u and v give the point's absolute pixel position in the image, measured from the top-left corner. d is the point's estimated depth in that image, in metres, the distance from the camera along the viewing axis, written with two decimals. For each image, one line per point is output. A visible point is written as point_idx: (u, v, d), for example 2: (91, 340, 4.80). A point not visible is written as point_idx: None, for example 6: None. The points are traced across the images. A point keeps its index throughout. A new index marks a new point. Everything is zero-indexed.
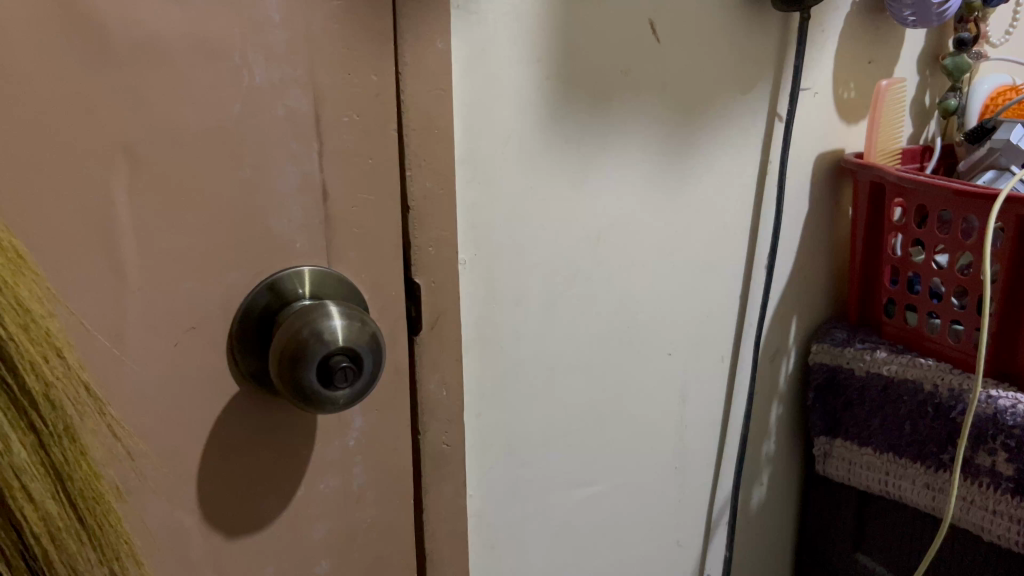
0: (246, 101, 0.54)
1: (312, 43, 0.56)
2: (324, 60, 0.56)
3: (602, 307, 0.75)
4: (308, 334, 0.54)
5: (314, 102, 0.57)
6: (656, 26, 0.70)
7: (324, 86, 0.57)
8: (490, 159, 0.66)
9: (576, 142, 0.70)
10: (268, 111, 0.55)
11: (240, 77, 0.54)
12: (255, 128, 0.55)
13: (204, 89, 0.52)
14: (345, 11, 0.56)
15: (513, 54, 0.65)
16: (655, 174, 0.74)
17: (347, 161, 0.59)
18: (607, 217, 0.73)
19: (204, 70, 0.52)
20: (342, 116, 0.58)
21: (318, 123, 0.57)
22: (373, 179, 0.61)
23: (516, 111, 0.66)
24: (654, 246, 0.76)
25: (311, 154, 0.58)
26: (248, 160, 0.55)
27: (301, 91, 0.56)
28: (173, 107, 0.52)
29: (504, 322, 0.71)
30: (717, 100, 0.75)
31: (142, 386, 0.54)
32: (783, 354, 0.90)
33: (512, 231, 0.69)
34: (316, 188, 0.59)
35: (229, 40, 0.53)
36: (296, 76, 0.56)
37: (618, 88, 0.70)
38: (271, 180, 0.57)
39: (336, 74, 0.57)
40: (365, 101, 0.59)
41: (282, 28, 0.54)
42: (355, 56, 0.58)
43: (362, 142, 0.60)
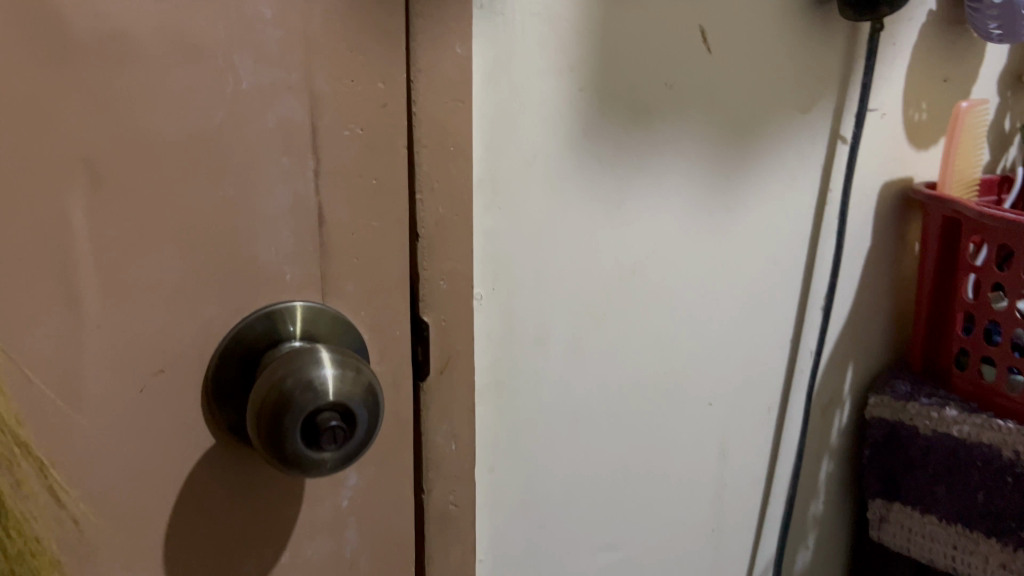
0: (230, 109, 0.46)
1: (310, 43, 0.48)
2: (324, 63, 0.49)
3: (637, 349, 0.67)
4: (294, 383, 0.46)
5: (311, 112, 0.49)
6: (707, 34, 0.62)
7: (323, 93, 0.49)
8: (513, 181, 0.58)
9: (612, 163, 0.61)
10: (256, 120, 0.47)
11: (223, 79, 0.46)
12: (240, 140, 0.47)
13: (180, 94, 0.45)
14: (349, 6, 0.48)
15: (544, 61, 0.57)
16: (701, 201, 0.66)
17: (347, 181, 0.51)
18: (645, 249, 0.65)
19: (180, 70, 0.45)
20: (342, 129, 0.50)
21: (314, 136, 0.50)
22: (378, 202, 0.53)
23: (544, 127, 0.58)
24: (698, 282, 0.67)
25: (306, 171, 0.50)
26: (231, 177, 0.48)
27: (295, 98, 0.48)
28: (143, 114, 0.44)
29: (524, 366, 0.62)
30: (773, 119, 0.66)
31: (99, 438, 0.47)
32: (836, 406, 0.81)
33: (536, 262, 0.61)
34: (311, 211, 0.51)
35: (210, 36, 0.45)
36: (289, 80, 0.48)
37: (661, 103, 0.62)
38: (258, 201, 0.49)
39: (337, 79, 0.49)
40: (370, 112, 0.51)
41: (275, 24, 0.46)
42: (360, 58, 0.50)
43: (365, 159, 0.52)
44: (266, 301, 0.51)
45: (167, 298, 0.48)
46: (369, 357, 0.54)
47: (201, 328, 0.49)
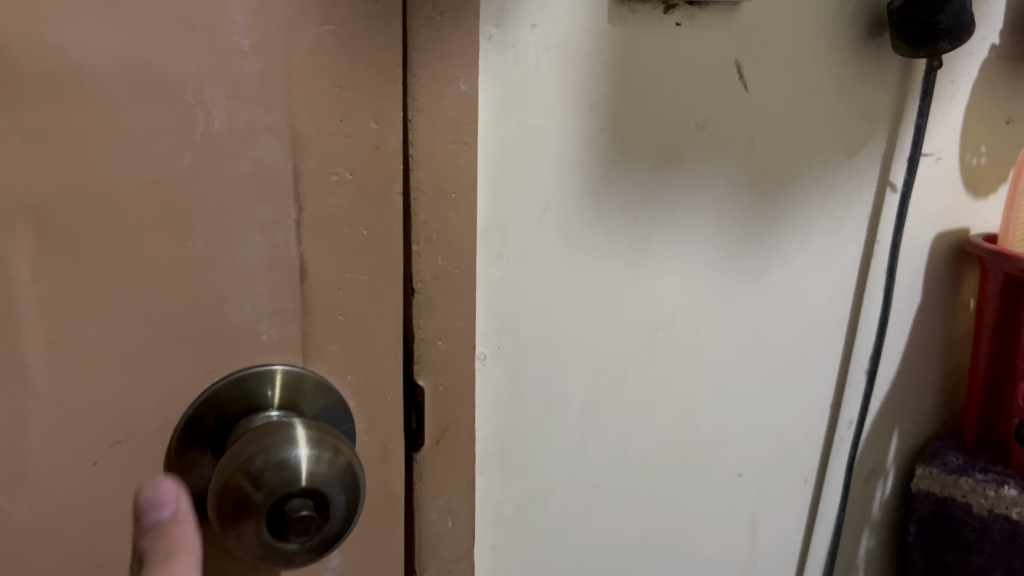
0: (199, 151, 0.40)
1: (293, 78, 0.42)
2: (309, 100, 0.42)
3: (660, 415, 0.60)
4: (262, 463, 0.40)
5: (293, 155, 0.43)
6: (744, 70, 0.55)
7: (307, 133, 0.43)
8: (524, 231, 0.52)
9: (636, 210, 0.55)
10: (230, 164, 0.41)
11: (191, 119, 0.39)
12: (212, 188, 0.41)
13: (138, 135, 0.38)
14: (339, 36, 0.42)
15: (560, 98, 0.51)
16: (736, 255, 0.59)
17: (333, 231, 0.45)
18: (671, 306, 0.58)
19: (139, 107, 0.38)
20: (328, 173, 0.44)
21: (297, 182, 0.43)
22: (368, 255, 0.47)
23: (560, 171, 0.52)
24: (729, 342, 0.61)
25: (287, 222, 0.43)
26: (201, 230, 0.41)
27: (276, 139, 0.42)
28: (95, 157, 0.38)
29: (532, 434, 0.56)
30: (816, 163, 0.59)
31: (46, 518, 0.42)
32: (879, 476, 0.73)
33: (549, 320, 0.55)
34: (292, 266, 0.44)
35: (176, 69, 0.38)
36: (268, 119, 0.41)
37: (690, 146, 0.55)
38: (232, 256, 0.42)
39: (323, 118, 0.43)
40: (361, 155, 0.45)
41: (253, 55, 0.40)
42: (350, 94, 0.44)
43: (355, 207, 0.46)
44: (238, 368, 0.44)
45: (122, 365, 0.41)
46: (355, 426, 0.49)
47: (161, 400, 0.43)
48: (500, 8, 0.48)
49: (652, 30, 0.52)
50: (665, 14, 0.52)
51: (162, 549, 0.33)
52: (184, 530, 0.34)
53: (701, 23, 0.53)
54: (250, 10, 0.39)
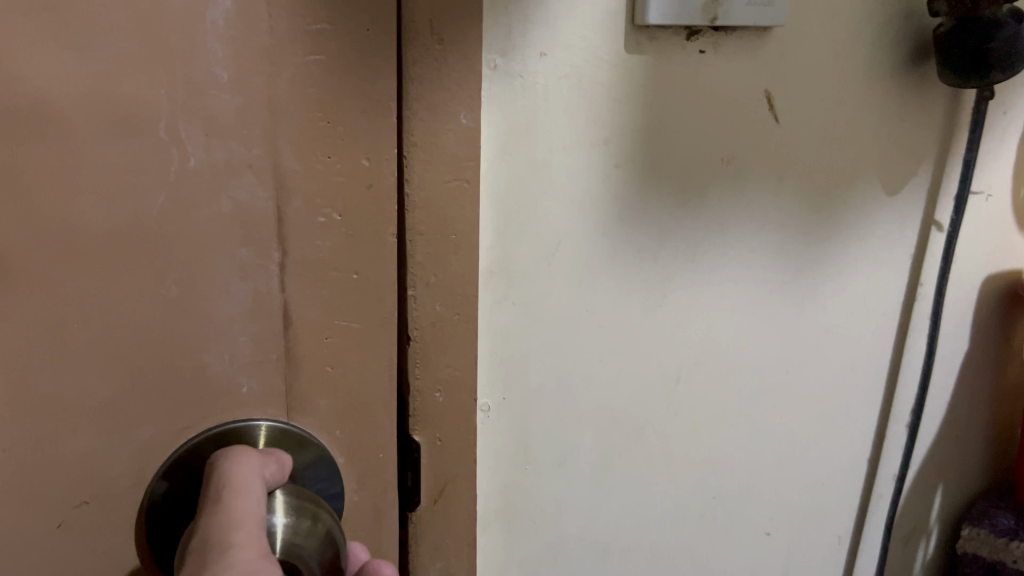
0: (173, 192, 0.36)
1: (276, 111, 0.38)
2: (293, 136, 0.39)
3: (680, 470, 0.56)
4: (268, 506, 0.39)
5: (276, 196, 0.39)
6: (775, 100, 0.51)
7: (291, 172, 0.39)
8: (531, 273, 0.48)
9: (653, 252, 0.51)
10: (206, 206, 0.37)
11: (165, 157, 0.36)
12: (187, 232, 0.37)
13: (106, 176, 0.35)
14: (327, 65, 0.38)
15: (571, 131, 0.47)
16: (765, 300, 0.55)
17: (321, 276, 0.42)
18: (692, 354, 0.54)
19: (106, 145, 0.35)
20: (316, 215, 0.40)
21: (280, 224, 0.40)
22: (359, 302, 0.43)
23: (571, 210, 0.48)
24: (755, 391, 0.56)
25: (269, 266, 0.40)
26: (173, 278, 0.38)
27: (258, 177, 0.38)
28: (60, 200, 0.35)
29: (539, 490, 0.52)
30: (853, 198, 0.55)
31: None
32: (921, 535, 0.68)
33: (557, 369, 0.51)
34: (275, 313, 0.41)
35: (145, 102, 0.35)
36: (249, 157, 0.38)
37: (715, 182, 0.51)
38: (208, 304, 0.39)
39: (309, 155, 0.39)
40: (351, 195, 0.41)
41: (230, 88, 0.36)
42: (339, 128, 0.40)
43: (344, 251, 0.42)
44: (216, 423, 0.41)
45: (91, 420, 0.38)
46: (344, 485, 0.46)
47: (132, 457, 0.40)
48: (504, 35, 0.44)
49: (674, 56, 0.48)
50: (688, 41, 0.48)
51: (239, 458, 0.38)
52: (268, 458, 0.40)
53: (728, 50, 0.49)
54: (227, 39, 0.36)
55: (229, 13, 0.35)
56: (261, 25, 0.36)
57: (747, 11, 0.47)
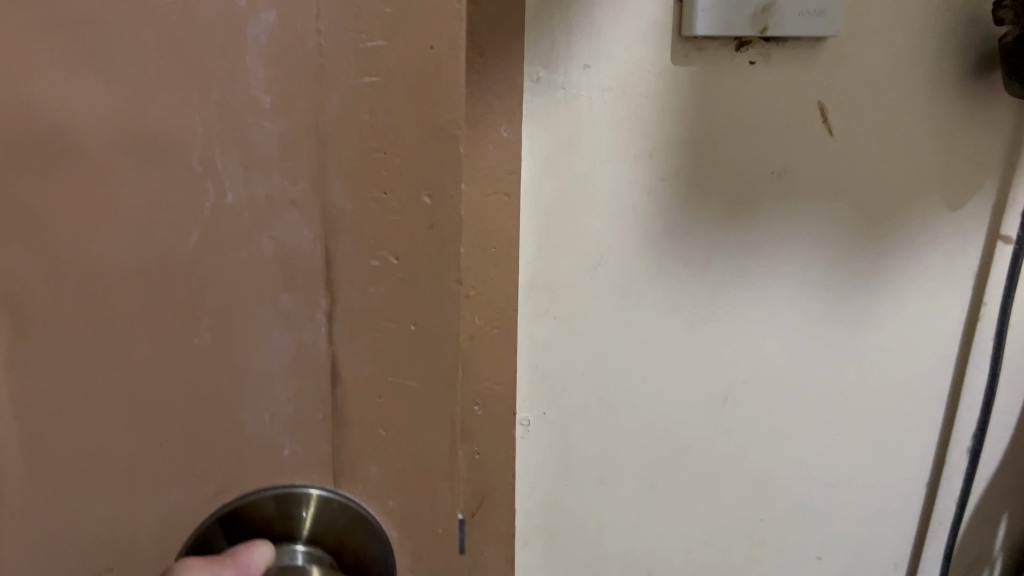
0: (206, 230, 0.33)
1: (325, 137, 0.33)
2: (343, 167, 0.34)
3: (729, 492, 0.55)
4: None
5: (324, 236, 0.35)
6: (829, 112, 0.49)
7: (341, 209, 0.34)
8: (572, 288, 0.48)
9: (700, 267, 0.50)
10: (242, 247, 0.34)
11: (199, 191, 0.33)
12: (219, 276, 0.34)
13: (132, 209, 0.33)
14: (388, 84, 0.33)
15: (615, 145, 0.46)
16: (818, 318, 0.53)
17: (373, 328, 0.36)
18: (744, 373, 0.52)
19: (137, 175, 0.32)
20: (369, 259, 0.35)
21: (327, 267, 0.35)
22: (417, 360, 0.37)
23: (614, 225, 0.48)
24: (807, 412, 0.54)
25: (316, 315, 0.36)
26: (207, 326, 0.34)
27: (303, 216, 0.34)
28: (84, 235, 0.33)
29: (580, 506, 0.52)
30: (912, 213, 0.52)
31: None
32: (985, 564, 0.65)
33: (599, 385, 0.50)
34: (321, 369, 0.36)
35: (171, 130, 0.32)
36: (293, 191, 0.34)
37: (766, 196, 0.49)
38: (242, 356, 0.35)
39: (360, 188, 0.34)
40: (409, 237, 0.35)
41: (272, 113, 0.32)
42: (400, 160, 0.34)
43: (401, 302, 0.36)
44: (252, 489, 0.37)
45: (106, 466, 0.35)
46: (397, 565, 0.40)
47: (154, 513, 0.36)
48: (548, 47, 0.44)
49: (723, 69, 0.47)
50: (737, 52, 0.47)
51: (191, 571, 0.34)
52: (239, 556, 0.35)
53: (779, 61, 0.47)
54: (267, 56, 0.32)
55: (271, 27, 0.32)
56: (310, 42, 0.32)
57: (798, 23, 0.46)
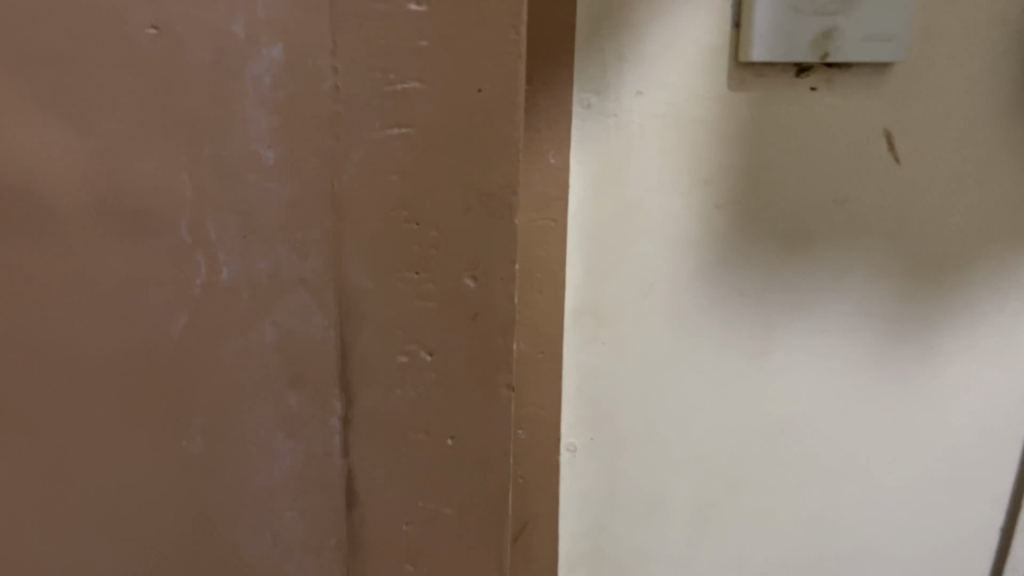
0: (194, 314, 0.36)
1: (342, 213, 0.35)
2: (376, 245, 0.35)
3: (788, 532, 0.53)
4: None
5: (341, 329, 0.36)
6: (897, 139, 0.46)
7: (371, 302, 0.36)
8: (620, 316, 0.48)
9: (755, 300, 0.48)
10: (237, 337, 0.36)
11: (190, 269, 0.36)
12: (212, 370, 0.37)
13: (108, 286, 0.36)
14: (421, 143, 0.34)
15: (664, 173, 0.46)
16: (884, 356, 0.50)
17: (399, 432, 0.38)
18: (803, 408, 0.50)
19: (123, 251, 0.35)
20: (397, 355, 0.37)
21: (347, 361, 0.37)
22: (455, 472, 0.38)
23: (665, 254, 0.47)
24: (877, 453, 0.52)
25: (330, 420, 0.38)
26: (199, 421, 0.37)
27: (316, 305, 0.36)
28: (66, 321, 0.36)
29: (627, 536, 0.52)
30: (991, 248, 0.49)
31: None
32: None
33: (651, 414, 0.49)
34: (336, 481, 0.39)
35: (172, 185, 0.35)
36: (303, 270, 0.36)
37: (825, 227, 0.47)
38: (245, 466, 0.38)
39: (389, 271, 0.36)
40: (449, 328, 0.36)
41: (274, 171, 0.34)
42: (434, 231, 0.35)
43: (428, 412, 0.37)
44: None
45: (110, 497, 0.38)
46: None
47: None
48: (599, 76, 0.45)
49: (783, 95, 0.45)
50: (798, 78, 0.45)
51: None
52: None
53: (845, 86, 0.45)
54: (275, 91, 0.34)
55: (279, 66, 0.33)
56: (322, 83, 0.33)
57: (866, 49, 0.43)
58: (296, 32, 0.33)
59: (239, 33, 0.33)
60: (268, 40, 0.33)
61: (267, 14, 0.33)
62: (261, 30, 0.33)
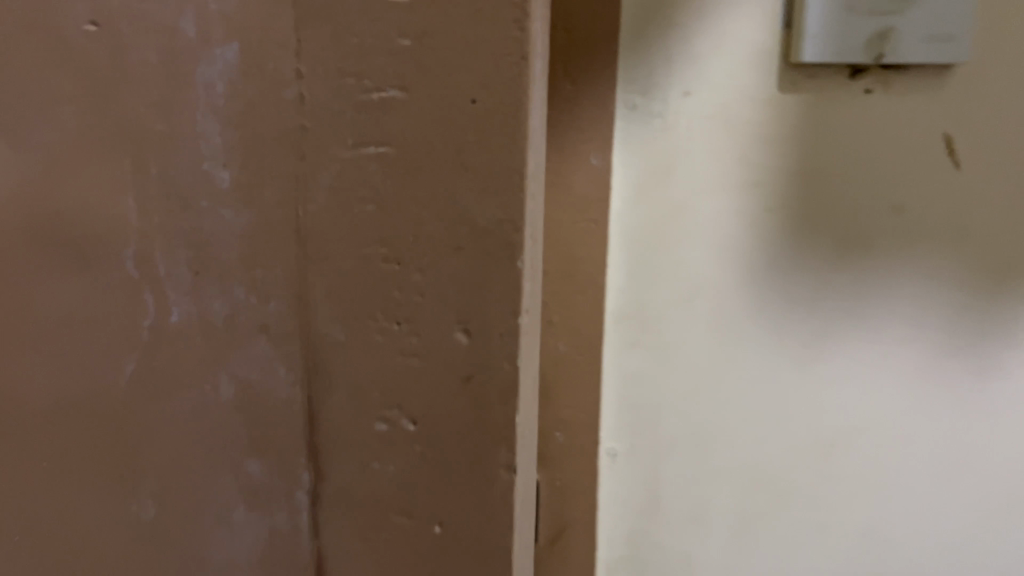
0: (144, 361, 0.44)
1: (308, 249, 0.41)
2: (361, 304, 0.41)
3: (840, 553, 0.50)
4: None
5: (308, 391, 0.43)
6: (955, 143, 0.45)
7: (348, 369, 0.42)
8: (665, 319, 0.47)
9: (806, 305, 0.47)
10: (209, 389, 0.44)
11: (142, 304, 0.44)
12: (163, 427, 0.45)
13: (61, 329, 0.44)
14: (393, 188, 0.39)
15: (714, 173, 0.45)
16: (941, 368, 0.48)
17: (370, 497, 0.43)
18: (852, 420, 0.49)
19: (65, 284, 0.44)
20: (376, 423, 0.42)
21: (322, 424, 0.43)
22: (448, 551, 0.42)
23: (712, 257, 0.46)
24: (932, 471, 0.49)
25: (298, 492, 0.44)
26: (147, 488, 0.46)
27: (274, 352, 0.43)
28: (22, 355, 0.45)
29: (669, 546, 0.50)
30: None
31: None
32: None
33: (693, 422, 0.48)
34: (306, 554, 0.45)
35: (123, 207, 0.43)
36: (265, 317, 0.42)
37: (881, 233, 0.46)
38: (204, 528, 0.46)
39: (358, 326, 0.41)
40: (436, 408, 0.41)
41: (231, 206, 0.41)
42: (417, 273, 0.40)
43: (421, 493, 0.42)
44: None
45: (90, 545, 0.47)
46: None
47: None
48: (645, 74, 0.44)
49: (836, 97, 0.44)
50: (852, 80, 0.44)
51: None
52: None
53: (900, 89, 0.44)
54: (235, 95, 0.40)
55: (233, 65, 0.40)
56: (289, 89, 0.39)
57: (924, 48, 0.43)
58: (258, 34, 0.39)
59: (190, 29, 0.40)
60: (224, 40, 0.39)
61: (216, 8, 0.39)
62: (213, 28, 0.39)
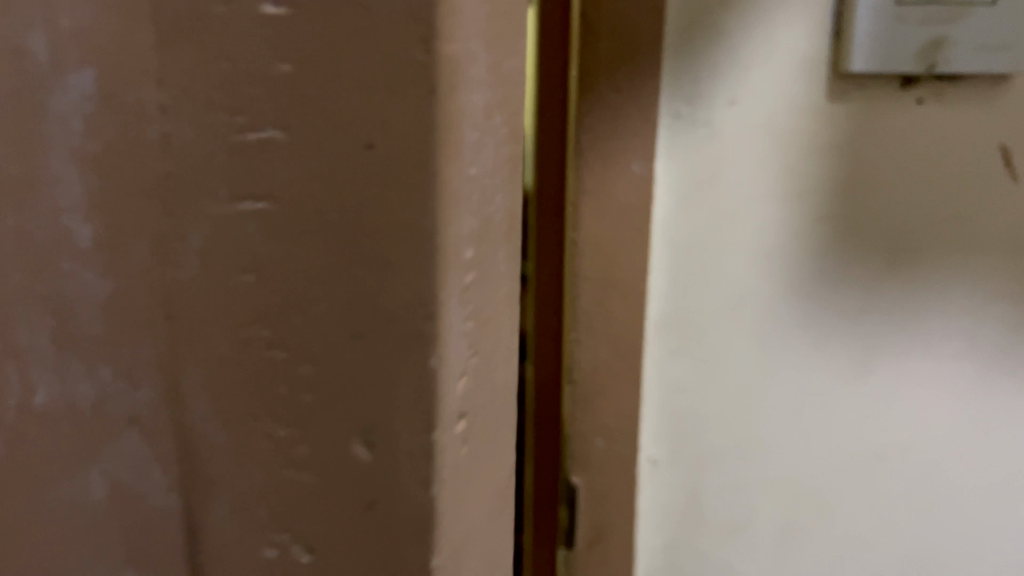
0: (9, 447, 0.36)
1: (174, 327, 0.31)
2: (240, 405, 0.30)
3: (885, 566, 0.50)
4: None
5: (188, 503, 0.33)
6: (1012, 156, 0.44)
7: (225, 483, 0.31)
8: (708, 328, 0.47)
9: (854, 316, 0.46)
10: (77, 484, 0.35)
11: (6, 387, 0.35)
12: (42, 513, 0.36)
13: None
14: (272, 261, 0.28)
15: (760, 182, 0.45)
16: (994, 382, 0.47)
17: None
18: (899, 434, 0.48)
19: None
20: (262, 547, 0.31)
21: (200, 543, 0.33)
22: None
23: (757, 266, 0.46)
24: (983, 486, 0.49)
25: None
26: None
27: (150, 445, 0.33)
28: None
29: (711, 555, 0.50)
30: None
31: None
32: None
33: (736, 431, 0.48)
34: None
35: None
36: (133, 410, 0.33)
37: (933, 245, 0.45)
38: None
39: (238, 427, 0.30)
40: (335, 537, 0.30)
41: (95, 268, 0.32)
42: (302, 369, 0.29)
43: None
44: None
45: None
46: None
47: None
48: (690, 83, 0.44)
49: (886, 107, 0.44)
50: (903, 90, 0.43)
51: None
52: None
53: (954, 100, 0.44)
54: (95, 132, 0.30)
55: (89, 99, 0.30)
56: (149, 127, 0.29)
57: (978, 58, 0.42)
58: (112, 54, 0.29)
59: (40, 53, 0.30)
60: (76, 61, 0.30)
61: (67, 24, 0.30)
62: (62, 40, 0.30)
